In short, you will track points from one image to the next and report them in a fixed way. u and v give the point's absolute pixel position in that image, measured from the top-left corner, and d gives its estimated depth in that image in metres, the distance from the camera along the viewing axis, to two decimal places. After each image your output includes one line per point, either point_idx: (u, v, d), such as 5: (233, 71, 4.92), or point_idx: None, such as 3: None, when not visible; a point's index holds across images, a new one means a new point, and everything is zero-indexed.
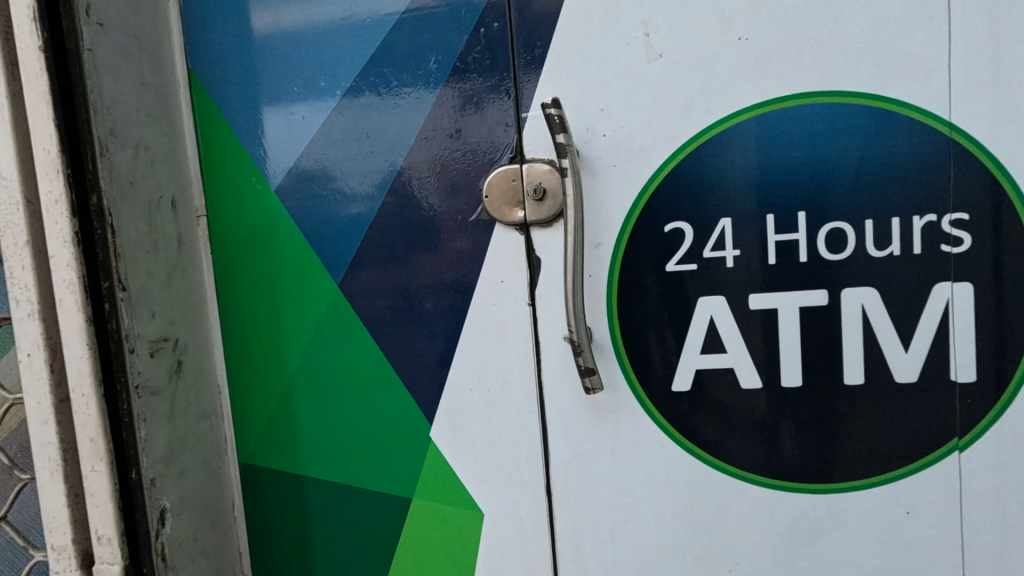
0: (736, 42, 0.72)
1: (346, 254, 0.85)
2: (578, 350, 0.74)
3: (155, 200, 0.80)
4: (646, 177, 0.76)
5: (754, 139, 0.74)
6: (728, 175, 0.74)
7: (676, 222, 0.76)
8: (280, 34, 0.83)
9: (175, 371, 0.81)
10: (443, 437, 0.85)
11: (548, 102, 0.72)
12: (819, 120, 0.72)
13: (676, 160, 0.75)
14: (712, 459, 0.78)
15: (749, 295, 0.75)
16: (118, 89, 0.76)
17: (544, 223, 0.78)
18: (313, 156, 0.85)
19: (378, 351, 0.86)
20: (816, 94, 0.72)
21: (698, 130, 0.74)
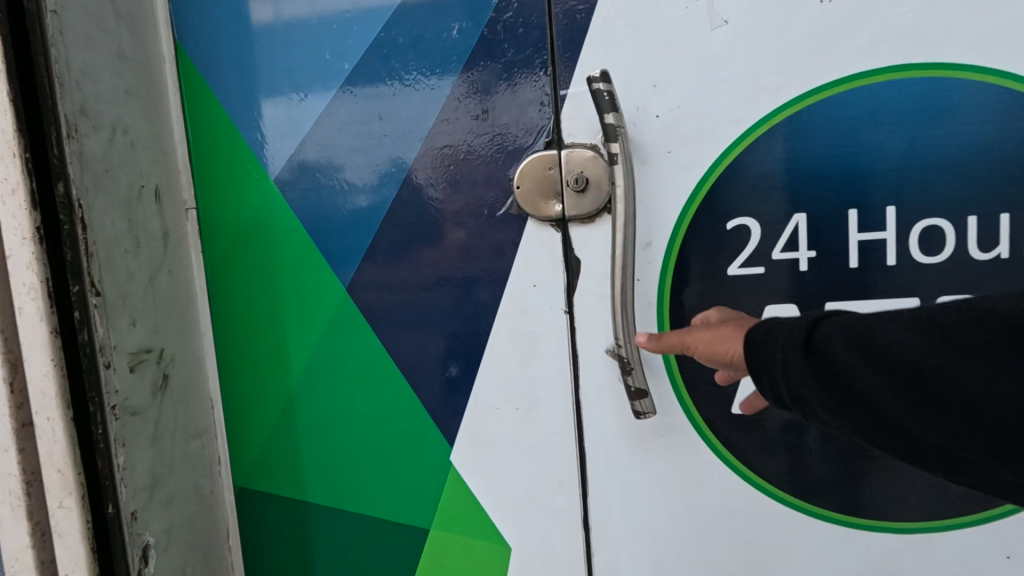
0: (818, 6, 0.61)
1: (355, 254, 0.74)
2: (627, 367, 0.64)
3: (135, 190, 0.69)
4: (707, 166, 0.65)
5: (835, 121, 0.63)
6: (803, 164, 0.64)
7: (742, 219, 0.66)
8: (281, 9, 0.72)
9: (160, 387, 0.71)
10: (466, 462, 0.75)
11: (596, 76, 0.62)
12: (915, 98, 0.61)
13: (742, 146, 0.64)
14: (776, 493, 0.68)
15: (826, 303, 0.65)
16: (90, 60, 0.64)
17: (584, 218, 0.68)
18: (318, 140, 0.74)
19: (392, 363, 0.76)
20: (912, 68, 0.61)
21: (765, 113, 0.63)
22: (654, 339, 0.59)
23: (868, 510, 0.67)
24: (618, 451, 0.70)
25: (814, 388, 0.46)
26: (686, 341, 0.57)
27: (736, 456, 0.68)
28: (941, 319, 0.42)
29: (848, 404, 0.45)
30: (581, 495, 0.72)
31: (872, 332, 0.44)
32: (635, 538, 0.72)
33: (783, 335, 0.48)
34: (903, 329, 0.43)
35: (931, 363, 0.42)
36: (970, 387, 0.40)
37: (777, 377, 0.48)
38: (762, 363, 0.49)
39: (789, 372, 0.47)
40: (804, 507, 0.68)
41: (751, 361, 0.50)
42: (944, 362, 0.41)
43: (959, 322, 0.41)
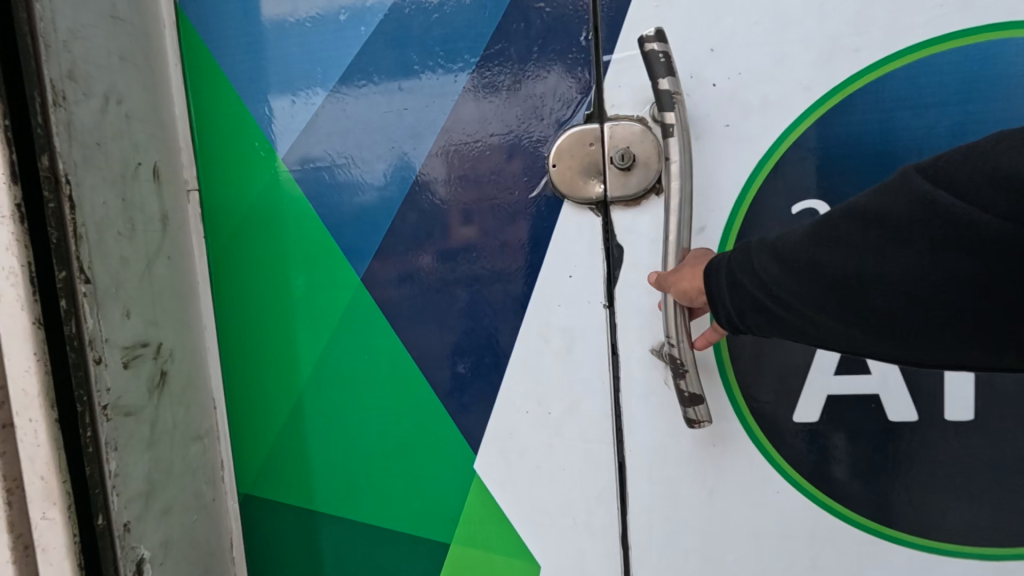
0: None
1: (372, 239, 0.68)
2: (681, 370, 0.57)
3: (130, 168, 0.63)
4: (770, 144, 0.63)
5: (909, 91, 0.60)
6: (874, 139, 0.62)
7: (810, 202, 0.64)
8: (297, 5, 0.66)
9: (157, 384, 0.65)
10: (491, 471, 0.68)
11: (650, 34, 0.55)
12: (994, 61, 0.59)
13: (809, 120, 0.62)
14: (854, 518, 0.62)
15: None
16: (79, 20, 0.58)
17: (629, 201, 0.62)
18: (331, 116, 0.67)
19: (410, 361, 0.69)
20: (991, 30, 0.58)
21: (844, 79, 0.61)
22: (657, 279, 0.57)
23: (941, 534, 0.61)
24: (661, 459, 0.64)
25: (751, 311, 0.47)
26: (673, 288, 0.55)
27: (795, 468, 0.62)
28: (837, 228, 0.42)
29: (783, 321, 0.45)
30: (620, 509, 0.66)
31: (784, 248, 0.44)
32: (679, 556, 0.66)
33: (723, 266, 0.49)
34: (805, 242, 0.43)
35: (835, 268, 0.41)
36: (876, 283, 0.40)
37: (724, 303, 0.49)
38: (713, 291, 0.50)
39: (729, 297, 0.48)
40: (870, 526, 0.62)
41: (706, 291, 0.51)
42: (847, 265, 0.41)
43: (849, 228, 0.41)
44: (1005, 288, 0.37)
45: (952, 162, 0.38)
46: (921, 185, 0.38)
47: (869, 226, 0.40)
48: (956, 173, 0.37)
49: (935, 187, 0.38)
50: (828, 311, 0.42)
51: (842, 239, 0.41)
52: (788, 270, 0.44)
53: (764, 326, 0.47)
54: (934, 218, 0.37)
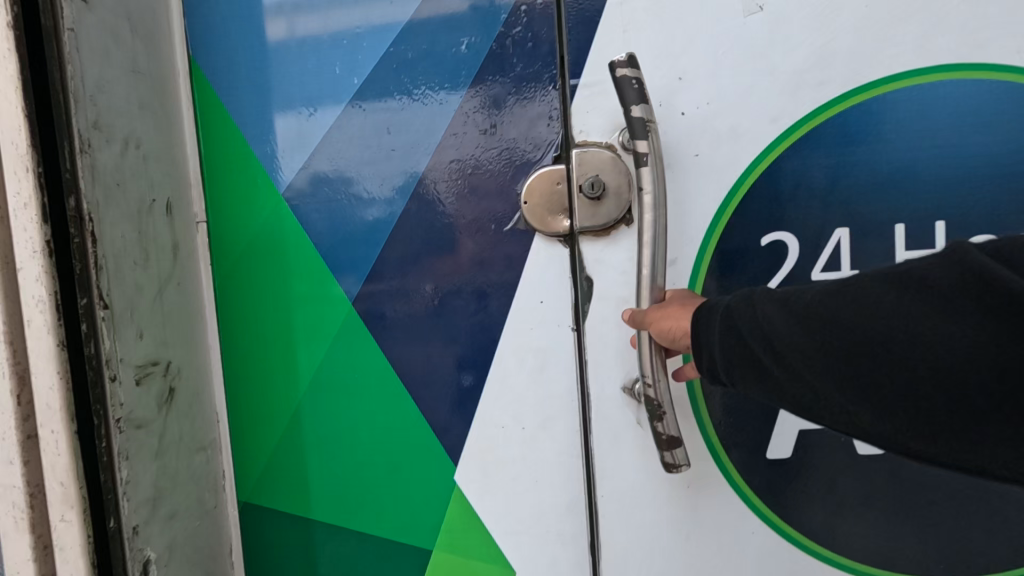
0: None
1: (363, 263, 0.74)
2: (659, 412, 0.62)
3: (146, 204, 0.70)
4: (732, 183, 0.71)
5: (849, 132, 0.69)
6: (826, 175, 0.70)
7: (777, 234, 0.71)
8: (295, 29, 0.73)
9: (166, 399, 0.71)
10: (472, 483, 0.73)
11: (620, 60, 0.61)
12: (918, 101, 0.68)
13: (765, 163, 0.70)
14: (797, 537, 0.70)
15: None
16: (105, 75, 0.65)
17: (599, 230, 0.68)
18: (327, 155, 0.74)
19: (396, 377, 0.74)
20: (908, 75, 0.67)
21: (794, 123, 0.69)
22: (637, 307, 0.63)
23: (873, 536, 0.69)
24: (626, 471, 0.70)
25: (741, 357, 0.53)
26: (647, 316, 0.61)
27: (742, 475, 0.69)
28: (868, 286, 0.48)
29: (775, 366, 0.51)
30: (589, 518, 0.71)
31: (803, 300, 0.50)
32: (644, 561, 0.72)
33: (725, 308, 0.55)
34: (828, 296, 0.49)
35: (852, 322, 0.47)
36: (884, 343, 0.46)
37: (716, 345, 0.55)
38: (704, 335, 0.56)
39: (731, 339, 0.54)
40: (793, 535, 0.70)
41: (693, 335, 0.57)
42: (863, 322, 0.47)
43: (881, 288, 0.47)
44: (1010, 375, 0.43)
45: (1008, 244, 0.44)
46: (975, 256, 0.44)
47: (902, 287, 0.46)
48: (1008, 253, 0.44)
49: (986, 259, 0.44)
50: (821, 365, 0.49)
51: (864, 298, 0.47)
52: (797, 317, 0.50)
53: (747, 375, 0.53)
54: (976, 286, 0.43)
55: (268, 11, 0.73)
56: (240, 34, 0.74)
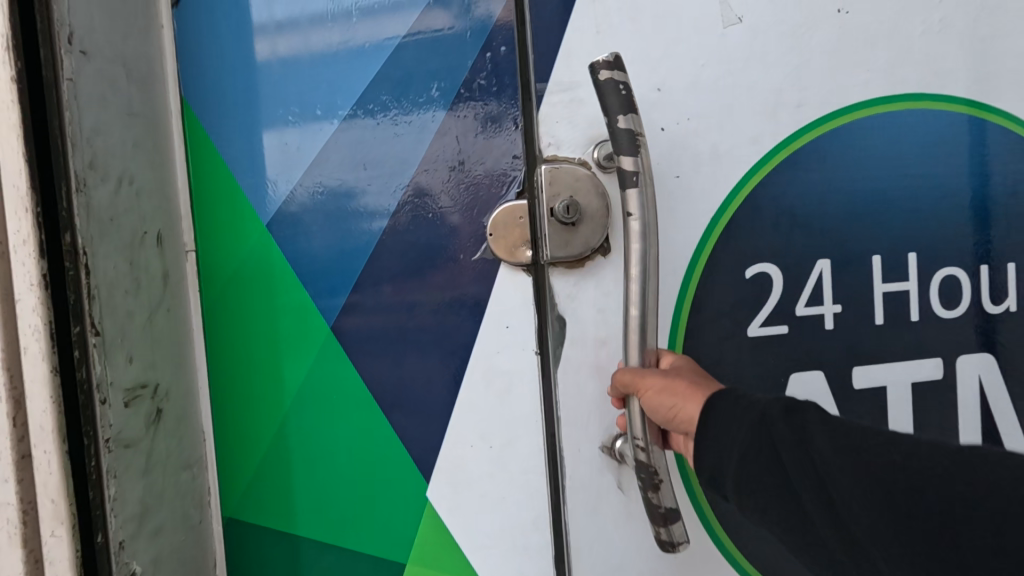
0: (836, 13, 0.77)
1: (340, 289, 0.78)
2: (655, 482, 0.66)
3: (138, 237, 0.75)
4: (711, 216, 0.75)
5: (814, 161, 0.77)
6: (800, 201, 0.77)
7: (761, 266, 0.77)
8: (277, 47, 0.78)
9: (154, 420, 0.75)
10: (443, 499, 0.77)
11: (601, 63, 0.64)
12: (866, 130, 0.78)
13: (745, 191, 0.76)
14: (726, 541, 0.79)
15: (852, 367, 0.79)
16: (102, 120, 0.71)
17: (576, 260, 0.73)
18: (307, 186, 0.79)
19: (371, 397, 0.78)
20: (855, 108, 0.77)
21: (767, 152, 0.76)
22: (627, 366, 0.68)
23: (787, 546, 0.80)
24: (588, 485, 0.75)
25: (762, 445, 0.57)
26: (637, 378, 0.66)
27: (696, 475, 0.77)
28: (953, 452, 0.50)
29: (798, 461, 0.55)
30: (552, 530, 0.75)
31: (881, 434, 0.53)
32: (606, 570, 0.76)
33: (783, 403, 0.59)
34: (911, 442, 0.52)
35: (915, 464, 0.50)
36: (924, 497, 0.49)
37: (743, 423, 0.59)
38: (734, 414, 0.60)
39: (767, 425, 0.58)
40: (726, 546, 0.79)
41: (713, 413, 0.61)
42: (922, 472, 0.50)
43: (962, 460, 0.49)
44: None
45: None
46: None
47: (992, 467, 0.48)
48: None
49: None
50: (846, 480, 0.52)
51: (933, 452, 0.50)
52: (842, 450, 0.53)
53: (760, 461, 0.57)
54: None
55: (257, 27, 0.79)
56: (230, 64, 0.80)
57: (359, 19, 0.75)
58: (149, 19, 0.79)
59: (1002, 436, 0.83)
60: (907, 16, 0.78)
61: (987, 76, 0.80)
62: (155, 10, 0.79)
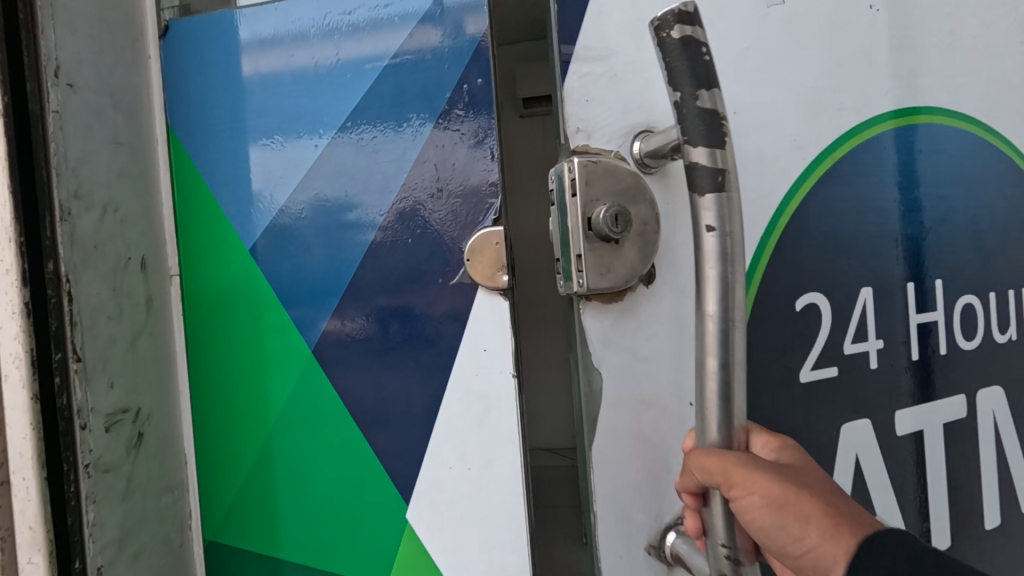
0: (868, 11, 0.72)
1: (323, 312, 0.80)
2: None
3: (122, 263, 0.76)
4: (758, 243, 0.67)
5: (833, 188, 0.71)
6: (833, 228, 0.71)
7: (810, 297, 0.70)
8: (260, 66, 0.80)
9: (134, 444, 0.76)
10: (422, 521, 0.77)
11: (667, 24, 0.50)
12: (876, 153, 0.73)
13: (779, 226, 0.68)
14: None
15: (897, 413, 0.74)
16: (88, 150, 0.73)
17: (620, 284, 0.60)
18: (290, 212, 0.81)
19: (351, 419, 0.80)
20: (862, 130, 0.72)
21: (793, 183, 0.68)
22: (714, 448, 0.50)
23: None
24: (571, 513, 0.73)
25: None
26: (727, 467, 0.50)
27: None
28: None
29: None
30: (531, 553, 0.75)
31: None
32: None
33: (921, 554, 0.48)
34: None
35: None
36: None
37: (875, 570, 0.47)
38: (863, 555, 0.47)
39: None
40: None
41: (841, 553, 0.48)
42: None
43: None
44: None
45: None
46: None
47: None
48: None
49: None
50: None
51: None
52: None
53: None
54: None
55: (241, 48, 0.81)
56: (213, 90, 0.82)
57: (344, 49, 0.78)
58: (137, 50, 0.81)
59: (1005, 463, 0.82)
60: (924, 28, 0.75)
61: (994, 97, 0.79)
62: (142, 42, 0.82)
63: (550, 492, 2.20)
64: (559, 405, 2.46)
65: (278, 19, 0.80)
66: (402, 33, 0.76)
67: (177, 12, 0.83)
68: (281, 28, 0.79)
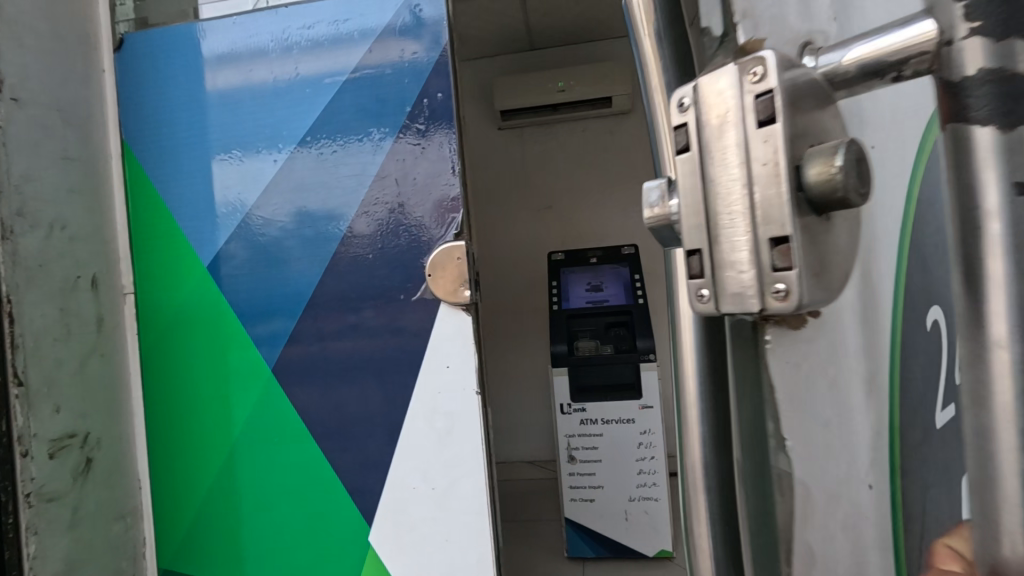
0: None
1: (282, 330, 0.78)
2: None
3: (70, 282, 0.74)
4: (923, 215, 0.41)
5: None
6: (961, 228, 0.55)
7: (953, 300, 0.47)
8: (217, 81, 0.79)
9: (82, 471, 0.73)
10: (385, 544, 0.75)
11: None
12: None
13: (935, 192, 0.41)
14: None
15: None
16: (34, 167, 0.71)
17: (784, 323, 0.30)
18: (248, 230, 0.79)
19: (311, 439, 0.77)
20: None
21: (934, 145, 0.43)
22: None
23: None
24: None
25: None
26: None
27: None
28: None
29: None
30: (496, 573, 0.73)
31: None
32: None
33: None
34: None
35: None
36: None
37: None
38: None
39: None
40: None
41: None
42: None
43: None
44: None
45: None
46: None
47: None
48: None
49: None
50: None
51: None
52: None
53: None
54: None
55: (197, 63, 0.80)
56: (170, 105, 0.80)
57: (303, 64, 0.77)
58: (90, 65, 0.79)
59: None
60: None
61: None
62: (96, 56, 0.80)
63: (530, 509, 2.13)
64: (539, 418, 2.42)
65: (237, 34, 0.79)
66: (361, 48, 0.75)
67: (133, 25, 0.81)
68: (239, 42, 0.79)
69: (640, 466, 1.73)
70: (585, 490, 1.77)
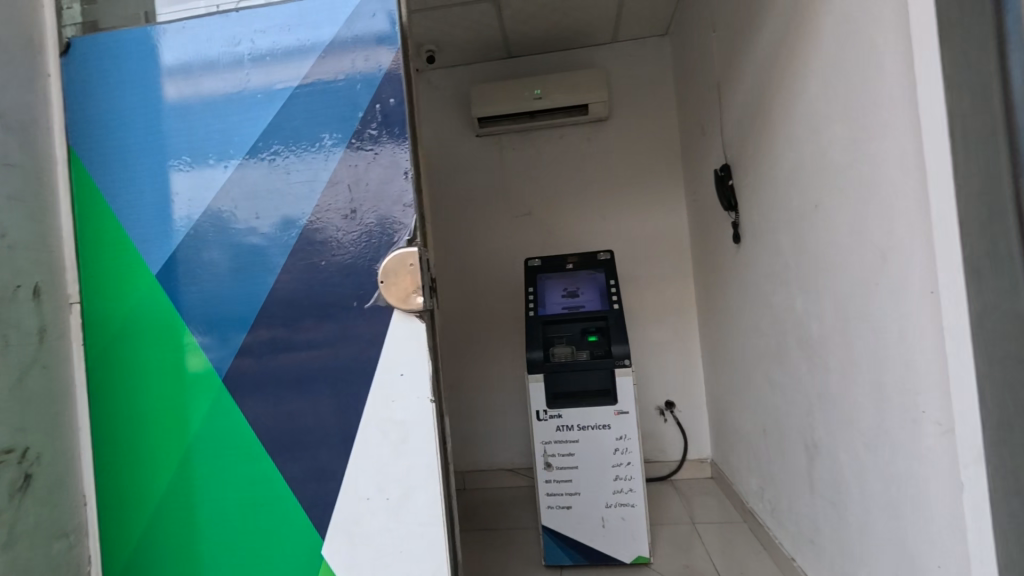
0: None
1: (232, 340, 0.76)
2: None
3: (10, 290, 0.70)
4: None
5: None
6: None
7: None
8: (166, 88, 0.78)
9: (21, 487, 0.69)
10: (337, 557, 0.73)
11: None
12: None
13: None
14: None
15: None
16: None
17: None
18: (198, 239, 0.77)
19: (263, 450, 0.76)
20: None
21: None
22: None
23: None
24: None
25: None
26: None
27: None
28: None
29: None
30: None
31: None
32: None
33: None
34: None
35: None
36: None
37: None
38: None
39: None
40: None
41: None
42: None
43: None
44: None
45: None
46: None
47: None
48: None
49: None
50: None
51: None
52: None
53: None
54: None
55: (145, 71, 0.78)
56: (119, 113, 0.79)
57: (254, 71, 0.76)
58: (33, 68, 0.77)
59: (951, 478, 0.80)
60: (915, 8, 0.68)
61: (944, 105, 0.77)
62: (41, 60, 0.78)
63: (507, 518, 2.11)
64: (517, 425, 2.40)
65: (187, 41, 0.78)
66: (313, 55, 0.75)
67: (81, 29, 0.80)
68: (189, 50, 0.77)
69: (616, 472, 1.73)
70: (562, 497, 1.76)
